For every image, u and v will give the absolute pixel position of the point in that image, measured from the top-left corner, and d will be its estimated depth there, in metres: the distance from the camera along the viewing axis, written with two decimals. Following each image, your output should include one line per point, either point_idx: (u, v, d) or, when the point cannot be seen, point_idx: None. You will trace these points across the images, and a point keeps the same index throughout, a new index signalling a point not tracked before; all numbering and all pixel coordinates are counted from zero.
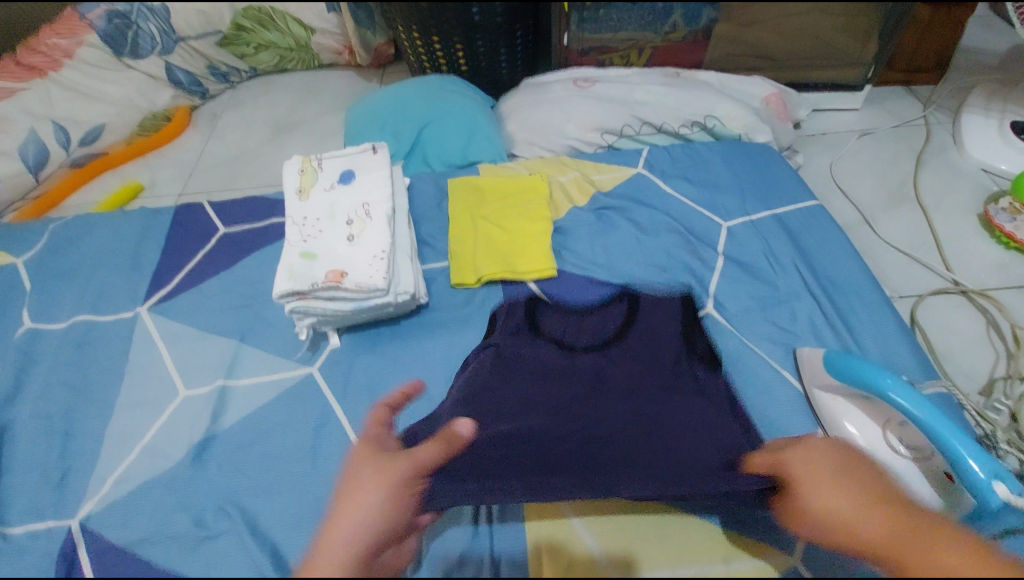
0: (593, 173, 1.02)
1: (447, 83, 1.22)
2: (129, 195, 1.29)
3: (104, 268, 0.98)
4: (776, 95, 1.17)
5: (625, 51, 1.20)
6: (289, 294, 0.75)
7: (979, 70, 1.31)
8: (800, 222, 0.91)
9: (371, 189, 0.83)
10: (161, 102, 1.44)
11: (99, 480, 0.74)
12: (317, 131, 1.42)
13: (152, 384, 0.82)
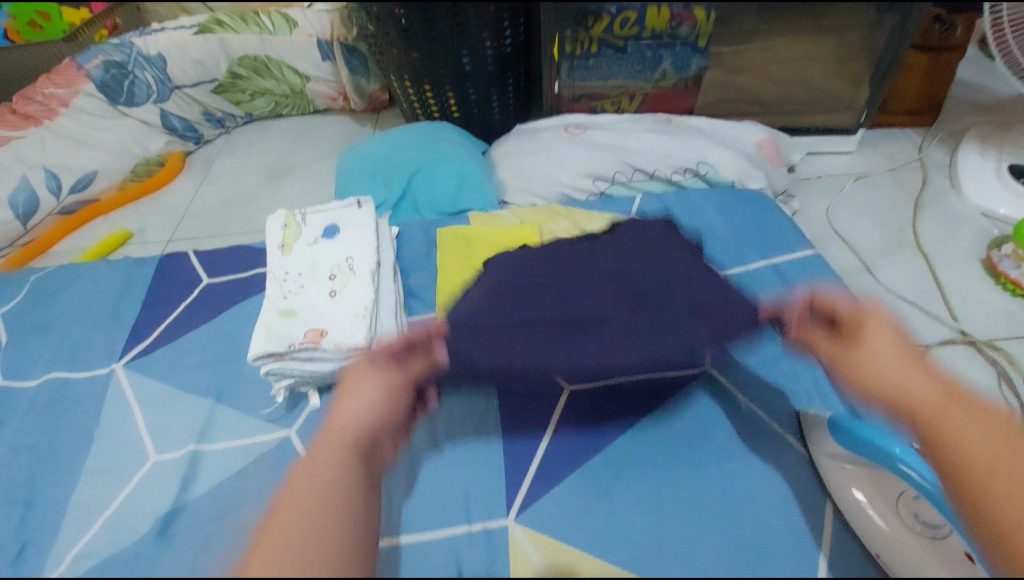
0: (585, 221, 1.00)
1: (438, 129, 1.21)
2: (117, 243, 1.28)
3: (82, 321, 0.95)
4: (769, 141, 1.16)
5: (616, 98, 1.19)
6: (265, 355, 0.71)
7: (970, 113, 1.31)
8: (797, 273, 0.88)
9: (355, 244, 0.81)
10: (155, 148, 1.44)
11: (57, 556, 0.69)
12: (311, 176, 1.42)
13: (122, 448, 0.78)
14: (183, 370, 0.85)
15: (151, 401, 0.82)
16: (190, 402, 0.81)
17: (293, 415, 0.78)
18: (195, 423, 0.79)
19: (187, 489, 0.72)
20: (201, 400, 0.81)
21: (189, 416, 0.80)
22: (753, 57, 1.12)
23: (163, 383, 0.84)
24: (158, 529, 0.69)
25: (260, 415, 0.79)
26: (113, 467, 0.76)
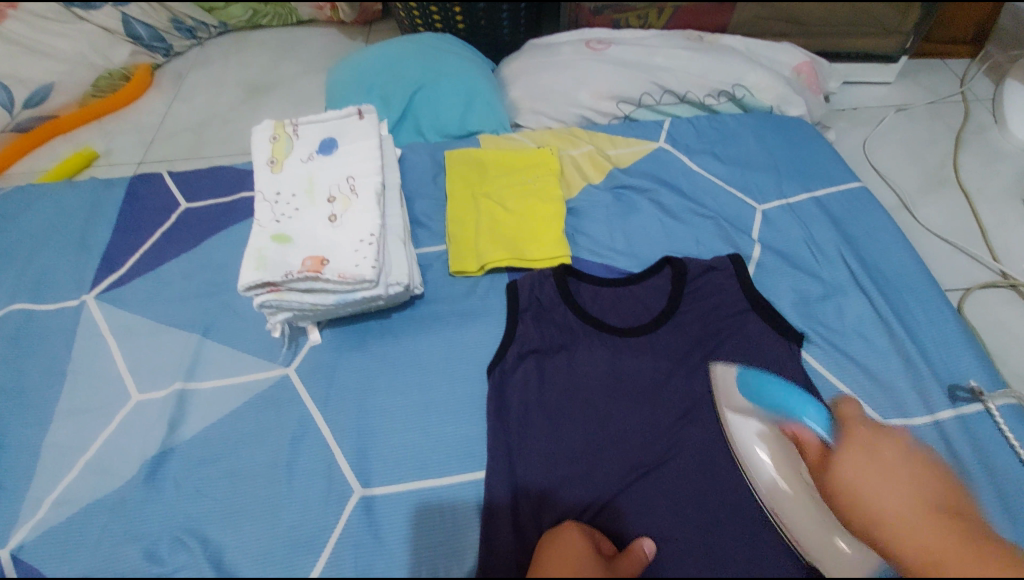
0: (608, 147, 0.90)
1: (443, 41, 1.08)
2: (81, 164, 1.15)
3: (45, 248, 0.84)
4: (809, 64, 1.05)
5: (643, 10, 1.08)
6: (258, 285, 0.62)
7: None
8: (844, 207, 0.81)
9: (357, 161, 0.71)
10: (118, 59, 1.28)
11: (34, 502, 0.62)
12: (296, 95, 1.28)
13: (100, 387, 0.70)
14: (164, 304, 0.76)
15: (129, 336, 0.74)
16: (174, 337, 0.73)
17: (291, 351, 0.71)
18: (181, 360, 0.71)
19: (175, 431, 0.65)
20: (187, 335, 0.73)
21: (174, 352, 0.72)
22: None
23: (142, 316, 0.76)
24: (146, 474, 0.62)
25: (253, 351, 0.71)
26: (91, 407, 0.69)
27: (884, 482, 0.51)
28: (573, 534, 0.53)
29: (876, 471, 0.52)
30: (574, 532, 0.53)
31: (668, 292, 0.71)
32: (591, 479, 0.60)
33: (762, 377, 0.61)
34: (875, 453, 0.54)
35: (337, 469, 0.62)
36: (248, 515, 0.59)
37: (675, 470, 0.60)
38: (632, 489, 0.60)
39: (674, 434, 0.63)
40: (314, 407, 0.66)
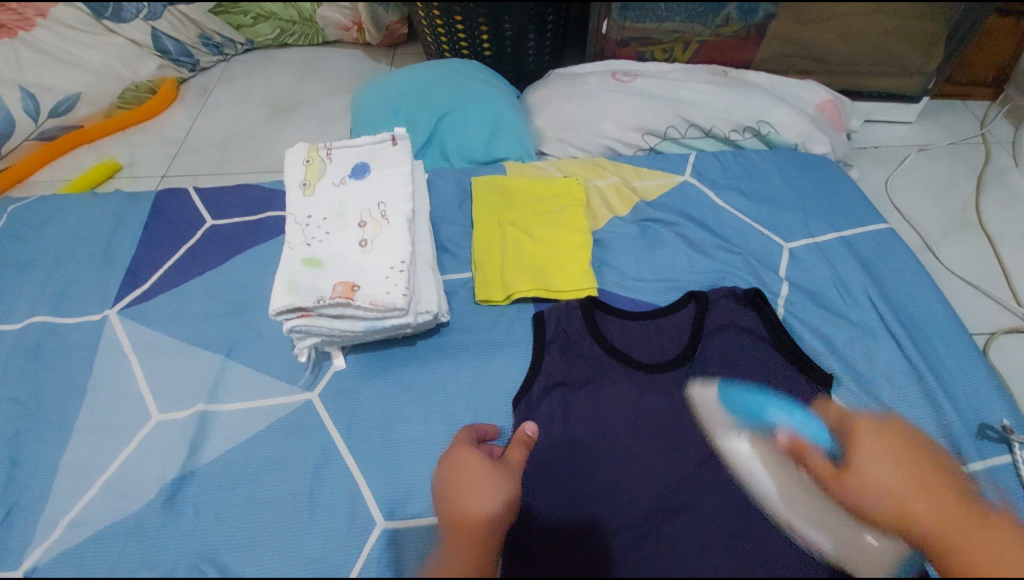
0: (634, 179, 0.91)
1: (470, 67, 1.09)
2: (104, 175, 1.15)
3: (69, 261, 0.84)
4: (831, 103, 1.06)
5: (669, 44, 1.08)
6: (289, 310, 0.62)
7: None
8: (871, 248, 0.81)
9: (389, 186, 0.71)
10: (145, 72, 1.29)
11: (49, 522, 0.61)
12: (320, 113, 1.29)
13: (120, 406, 0.69)
14: (187, 322, 0.76)
15: (151, 354, 0.73)
16: (197, 356, 0.73)
17: (315, 376, 0.70)
18: (203, 380, 0.70)
19: (195, 454, 0.64)
20: (210, 355, 0.73)
21: (197, 372, 0.71)
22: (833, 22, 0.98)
23: (165, 333, 0.75)
24: (165, 498, 0.61)
25: (277, 374, 0.71)
26: (110, 425, 0.68)
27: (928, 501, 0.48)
28: (470, 454, 0.60)
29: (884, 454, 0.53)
30: (468, 450, 0.61)
31: (695, 327, 0.70)
32: (610, 519, 0.58)
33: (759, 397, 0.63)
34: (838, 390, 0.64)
35: (360, 500, 0.61)
36: (268, 544, 0.58)
37: (704, 510, 0.58)
38: (656, 529, 0.57)
39: (700, 471, 0.60)
40: (337, 433, 0.65)
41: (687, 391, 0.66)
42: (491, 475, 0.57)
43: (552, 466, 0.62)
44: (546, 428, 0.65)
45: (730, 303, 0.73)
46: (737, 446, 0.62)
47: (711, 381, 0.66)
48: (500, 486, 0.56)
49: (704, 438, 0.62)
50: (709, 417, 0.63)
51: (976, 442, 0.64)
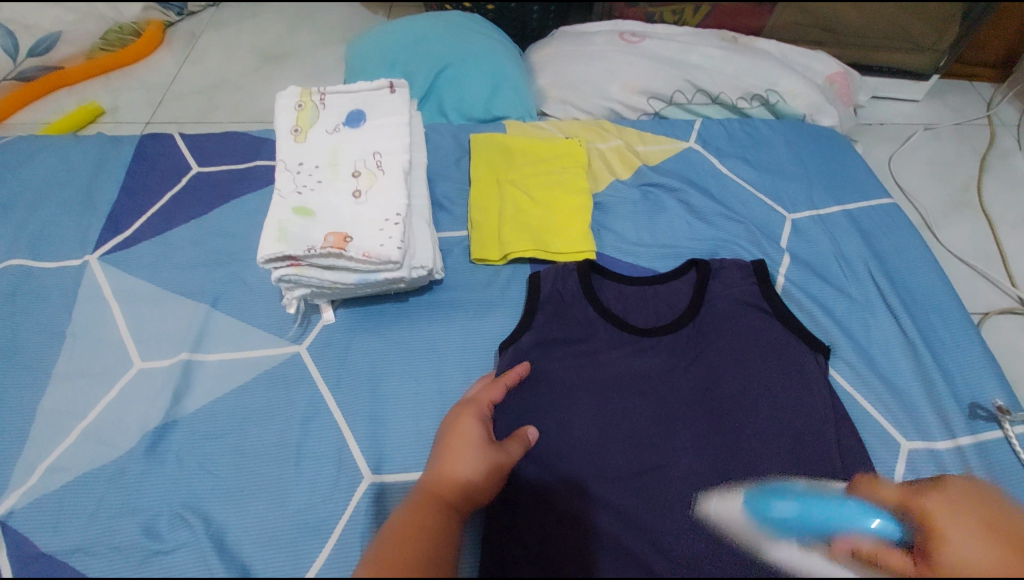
0: (637, 143, 0.88)
1: (471, 21, 1.05)
2: (86, 118, 1.10)
3: (46, 203, 0.81)
4: (842, 75, 1.04)
5: (679, 6, 1.05)
6: (279, 259, 0.60)
7: None
8: (873, 222, 0.80)
9: (385, 136, 0.68)
10: (129, 13, 1.23)
11: (25, 466, 0.60)
12: (313, 65, 1.24)
13: (101, 352, 0.67)
14: (171, 270, 0.73)
15: (134, 301, 0.71)
16: (182, 305, 0.70)
17: (303, 329, 0.68)
18: (188, 330, 0.68)
19: (178, 403, 0.63)
20: (195, 304, 0.70)
21: (181, 321, 0.69)
22: None
23: (148, 281, 0.73)
24: (147, 446, 0.60)
25: (265, 326, 0.69)
26: (89, 372, 0.66)
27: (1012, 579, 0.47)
28: (469, 420, 0.55)
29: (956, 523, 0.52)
30: (471, 416, 0.55)
31: (694, 295, 0.69)
32: (592, 475, 0.58)
33: (766, 492, 0.58)
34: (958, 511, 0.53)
35: (348, 454, 0.60)
36: (254, 495, 0.57)
37: (688, 464, 0.59)
38: (641, 481, 0.58)
39: (682, 432, 0.61)
40: (326, 387, 0.64)
41: (675, 355, 0.66)
42: (480, 452, 0.52)
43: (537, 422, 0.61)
44: (530, 382, 0.64)
45: (730, 272, 0.72)
46: (720, 409, 0.62)
47: (699, 345, 0.66)
48: (485, 466, 0.51)
49: (689, 399, 0.63)
50: (694, 380, 0.64)
51: (965, 419, 0.64)
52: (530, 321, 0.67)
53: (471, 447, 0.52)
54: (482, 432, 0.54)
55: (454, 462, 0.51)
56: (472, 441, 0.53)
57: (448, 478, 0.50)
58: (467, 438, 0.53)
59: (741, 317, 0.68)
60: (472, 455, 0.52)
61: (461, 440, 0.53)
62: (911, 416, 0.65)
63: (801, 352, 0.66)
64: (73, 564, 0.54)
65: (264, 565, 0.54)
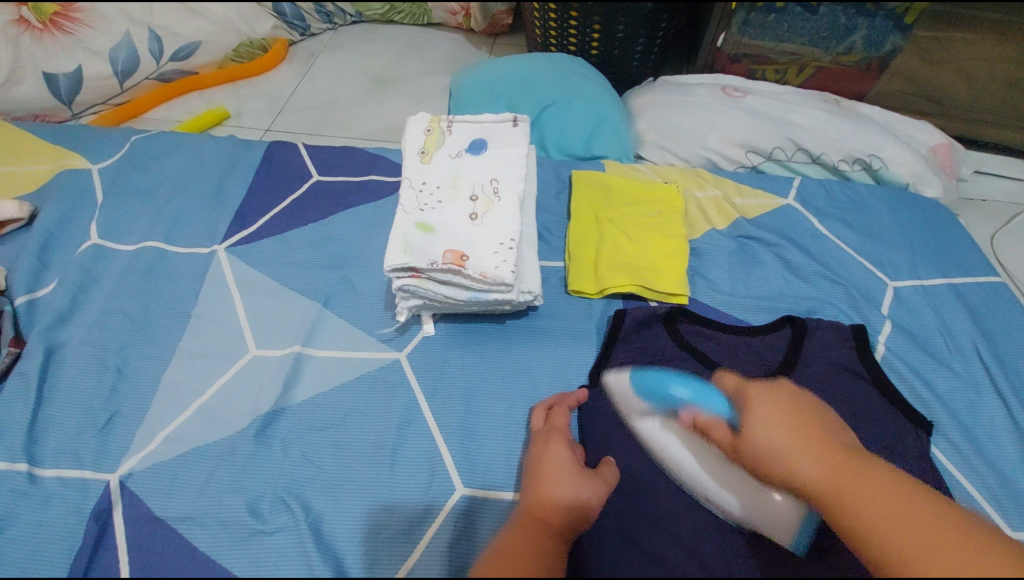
0: (734, 195, 0.89)
1: (577, 63, 1.10)
2: (213, 121, 1.21)
3: (183, 194, 0.89)
4: (946, 147, 1.02)
5: (783, 65, 1.07)
6: (402, 269, 0.64)
7: None
8: (982, 300, 0.77)
9: (505, 166, 0.72)
10: (260, 30, 1.35)
11: (146, 433, 0.65)
12: (418, 91, 1.32)
13: (220, 335, 0.72)
14: (287, 268, 0.79)
15: (252, 292, 0.76)
16: (295, 302, 0.75)
17: (404, 336, 0.72)
18: (301, 325, 0.73)
19: (288, 392, 0.67)
20: (308, 303, 0.75)
21: (295, 316, 0.74)
22: (953, 47, 0.99)
23: (266, 275, 0.78)
24: (257, 429, 0.64)
25: (370, 331, 0.73)
26: (209, 352, 0.71)
27: (814, 472, 0.45)
28: (558, 446, 0.56)
29: (917, 525, 0.41)
30: (561, 440, 0.57)
31: (789, 350, 0.69)
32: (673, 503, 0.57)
33: (665, 379, 0.60)
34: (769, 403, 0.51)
35: (440, 464, 0.62)
36: (350, 491, 0.60)
37: None
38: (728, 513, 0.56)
39: None
40: (422, 396, 0.67)
41: None
42: (576, 480, 0.53)
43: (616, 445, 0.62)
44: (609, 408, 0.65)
45: (826, 334, 0.71)
46: None
47: None
48: (583, 491, 0.52)
49: None
50: None
51: None
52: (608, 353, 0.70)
53: (564, 471, 0.53)
54: (572, 459, 0.55)
55: (551, 482, 0.52)
56: (563, 466, 0.54)
57: (547, 499, 0.50)
58: (557, 460, 0.54)
59: (834, 380, 0.67)
60: (566, 478, 0.52)
61: (553, 462, 0.54)
62: (1022, 509, 0.61)
63: (901, 425, 0.64)
64: (182, 530, 0.58)
65: (356, 560, 0.56)
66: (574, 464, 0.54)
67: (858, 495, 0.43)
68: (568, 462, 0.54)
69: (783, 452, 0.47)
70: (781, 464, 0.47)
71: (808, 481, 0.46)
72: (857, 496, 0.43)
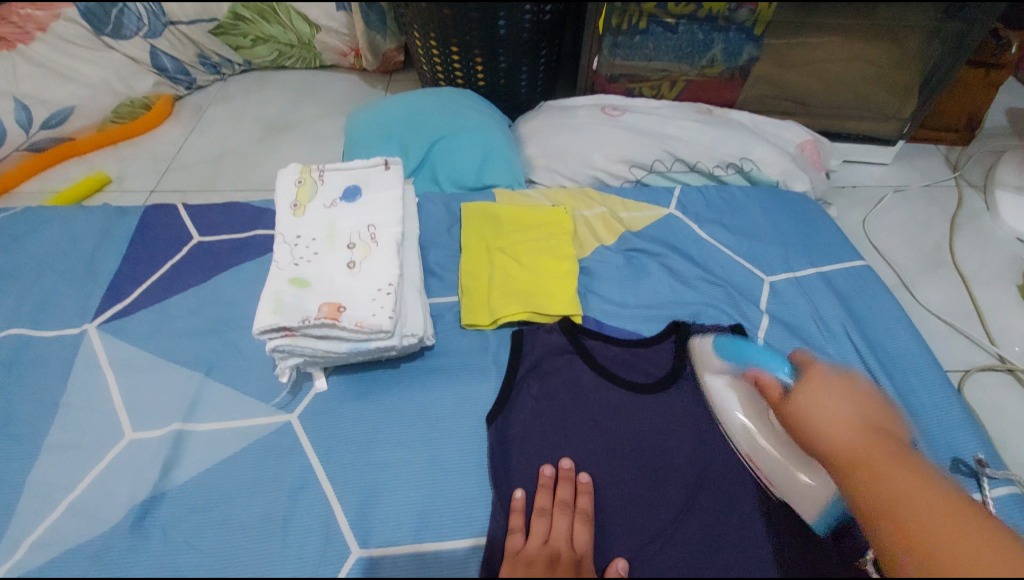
0: (621, 210, 0.92)
1: (466, 96, 1.11)
2: (92, 188, 1.15)
3: (49, 274, 0.83)
4: (811, 143, 1.10)
5: (657, 82, 1.13)
6: (274, 329, 0.62)
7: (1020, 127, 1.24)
8: (848, 284, 0.83)
9: (380, 210, 0.72)
10: (141, 88, 1.29)
11: (10, 543, 0.59)
12: (314, 135, 1.31)
13: (93, 423, 0.68)
14: (168, 339, 0.75)
15: (128, 371, 0.72)
16: (176, 375, 0.71)
17: (294, 397, 0.70)
18: (181, 399, 0.69)
19: (168, 475, 0.63)
20: (189, 374, 0.71)
21: (175, 390, 0.70)
22: (806, 53, 1.07)
23: (145, 350, 0.74)
24: (133, 520, 0.60)
25: (256, 395, 0.70)
26: (80, 444, 0.66)
27: (848, 441, 0.52)
28: (548, 501, 0.60)
29: (928, 503, 0.47)
30: (553, 479, 0.62)
31: (678, 355, 0.72)
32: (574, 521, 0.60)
33: (743, 343, 0.69)
34: (836, 387, 0.57)
35: (336, 527, 0.60)
36: (239, 572, 0.57)
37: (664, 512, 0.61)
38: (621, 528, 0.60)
39: (661, 481, 0.62)
40: (315, 456, 0.65)
41: (653, 409, 0.67)
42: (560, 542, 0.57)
43: (516, 472, 0.63)
44: (507, 436, 0.66)
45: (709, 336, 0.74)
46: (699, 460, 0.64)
47: (682, 406, 0.67)
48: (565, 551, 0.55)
49: (663, 454, 0.64)
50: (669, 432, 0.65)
51: None
52: (508, 379, 0.70)
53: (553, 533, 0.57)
54: (564, 516, 0.58)
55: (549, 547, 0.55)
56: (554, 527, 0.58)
57: (554, 561, 0.54)
58: (551, 521, 0.58)
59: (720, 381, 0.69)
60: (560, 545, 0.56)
61: (548, 521, 0.58)
62: None
63: None
64: None
65: None
66: (552, 519, 0.58)
67: (882, 481, 0.49)
68: (565, 538, 0.57)
69: (828, 422, 0.54)
70: (810, 414, 0.56)
71: (838, 453, 0.53)
72: (887, 484, 0.49)
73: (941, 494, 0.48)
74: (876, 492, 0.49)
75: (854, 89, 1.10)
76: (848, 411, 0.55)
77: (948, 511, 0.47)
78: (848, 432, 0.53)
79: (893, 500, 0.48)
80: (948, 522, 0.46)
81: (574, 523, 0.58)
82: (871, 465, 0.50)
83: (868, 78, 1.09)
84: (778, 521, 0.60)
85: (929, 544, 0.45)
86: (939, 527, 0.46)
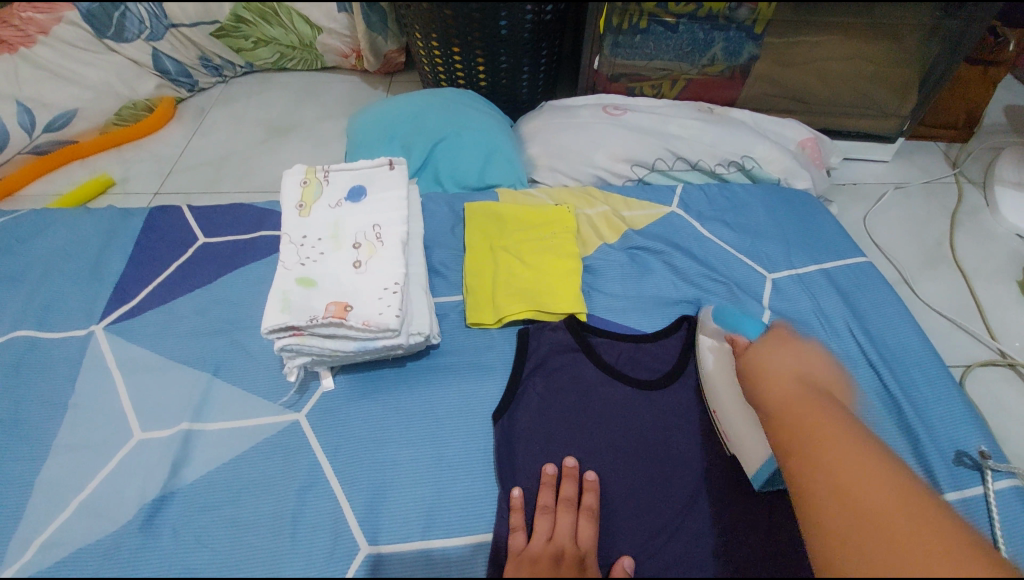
0: (623, 209, 0.93)
1: (468, 96, 1.11)
2: (96, 190, 1.16)
3: (56, 276, 0.83)
4: (812, 140, 1.10)
5: (657, 81, 1.14)
6: (282, 329, 0.63)
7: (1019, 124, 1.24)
8: (850, 280, 0.84)
9: (385, 210, 0.72)
10: (143, 91, 1.29)
11: (20, 543, 0.59)
12: (316, 136, 1.31)
13: (102, 423, 0.68)
14: (175, 339, 0.75)
15: (136, 372, 0.72)
16: (184, 375, 0.72)
17: (301, 396, 0.70)
18: (189, 399, 0.69)
19: (177, 474, 0.63)
20: (197, 374, 0.72)
21: (183, 390, 0.70)
22: (807, 51, 1.08)
23: (152, 351, 0.74)
24: (144, 519, 0.60)
25: (264, 394, 0.70)
26: (89, 445, 0.66)
27: (786, 393, 0.56)
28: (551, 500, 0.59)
29: (844, 449, 0.49)
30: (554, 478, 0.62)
31: (682, 352, 0.72)
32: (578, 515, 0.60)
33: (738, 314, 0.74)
34: (794, 349, 0.63)
35: (344, 525, 0.60)
36: (248, 570, 0.57)
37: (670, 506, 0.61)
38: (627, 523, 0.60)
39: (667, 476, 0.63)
40: (323, 455, 0.65)
41: (658, 406, 0.68)
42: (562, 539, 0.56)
43: (521, 468, 0.64)
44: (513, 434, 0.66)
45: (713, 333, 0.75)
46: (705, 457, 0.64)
47: (687, 403, 0.68)
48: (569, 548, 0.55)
49: (668, 450, 0.65)
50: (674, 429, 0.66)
51: (951, 470, 0.66)
52: (514, 378, 0.71)
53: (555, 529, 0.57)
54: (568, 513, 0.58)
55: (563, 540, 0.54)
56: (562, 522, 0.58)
57: (559, 558, 0.53)
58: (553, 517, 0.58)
59: None
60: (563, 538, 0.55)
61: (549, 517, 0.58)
62: None
63: None
64: None
65: None
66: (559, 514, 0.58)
67: (810, 434, 0.51)
68: (570, 535, 0.57)
69: (771, 379, 0.59)
70: (759, 371, 0.61)
71: (773, 405, 0.56)
72: (823, 446, 0.50)
73: (881, 465, 0.48)
74: (801, 440, 0.51)
75: (854, 85, 1.11)
76: (787, 369, 0.60)
77: (861, 458, 0.48)
78: (786, 387, 0.57)
79: (817, 451, 0.50)
80: (858, 468, 0.47)
81: (578, 519, 0.58)
82: (804, 418, 0.53)
83: (869, 75, 1.09)
84: (785, 524, 0.60)
85: (838, 485, 0.47)
86: (849, 473, 0.47)
